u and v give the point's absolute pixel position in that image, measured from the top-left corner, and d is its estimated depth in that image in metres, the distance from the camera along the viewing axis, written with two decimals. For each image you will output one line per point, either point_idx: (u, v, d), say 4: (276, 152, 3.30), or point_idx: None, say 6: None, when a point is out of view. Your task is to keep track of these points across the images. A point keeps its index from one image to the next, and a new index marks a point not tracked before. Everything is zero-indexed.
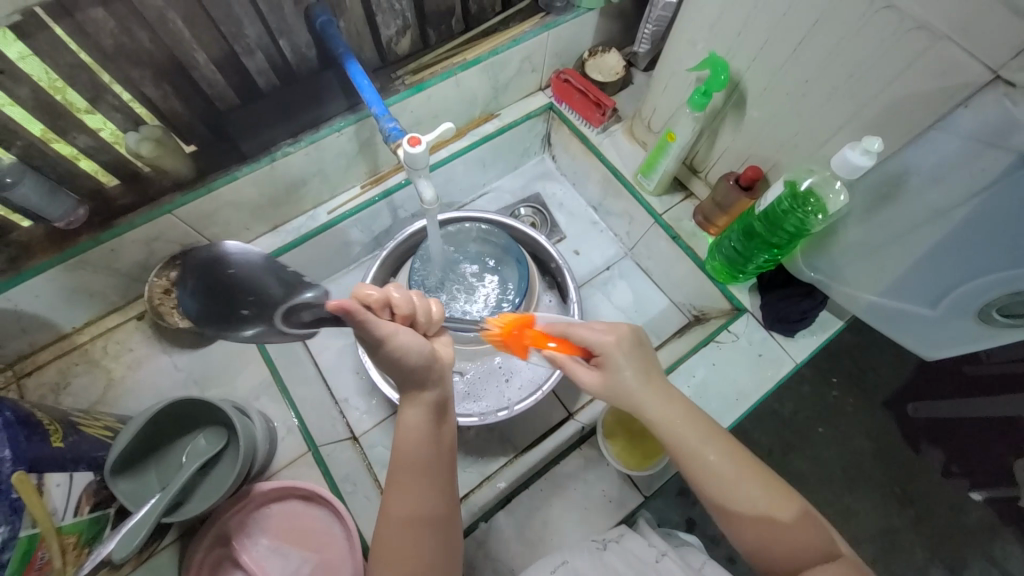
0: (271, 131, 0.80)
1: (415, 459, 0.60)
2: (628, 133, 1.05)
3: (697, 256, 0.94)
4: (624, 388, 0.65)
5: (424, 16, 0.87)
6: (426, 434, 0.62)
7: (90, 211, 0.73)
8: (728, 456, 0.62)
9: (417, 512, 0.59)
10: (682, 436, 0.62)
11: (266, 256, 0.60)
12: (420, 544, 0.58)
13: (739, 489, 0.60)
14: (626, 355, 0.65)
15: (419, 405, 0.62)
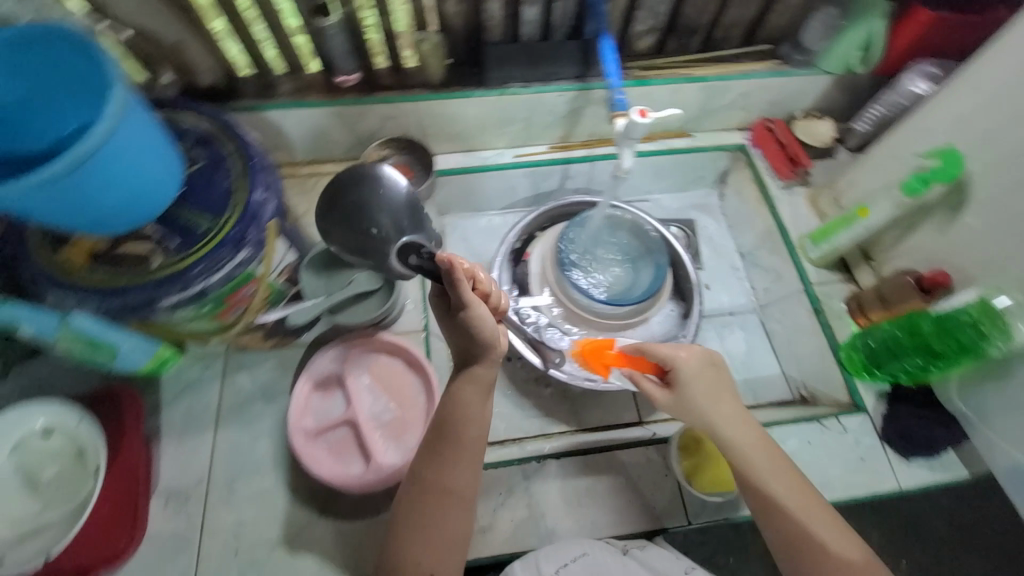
0: (513, 69, 0.92)
1: (461, 448, 0.61)
2: (811, 199, 1.05)
3: (834, 338, 0.91)
4: (698, 402, 0.69)
5: (675, 25, 0.95)
6: (482, 418, 0.63)
7: (361, 78, 0.91)
8: (802, 494, 0.63)
9: (451, 496, 0.60)
10: (754, 464, 0.65)
11: (407, 200, 0.75)
12: (447, 525, 0.60)
13: (812, 525, 0.61)
14: (701, 369, 0.71)
15: (476, 392, 0.63)
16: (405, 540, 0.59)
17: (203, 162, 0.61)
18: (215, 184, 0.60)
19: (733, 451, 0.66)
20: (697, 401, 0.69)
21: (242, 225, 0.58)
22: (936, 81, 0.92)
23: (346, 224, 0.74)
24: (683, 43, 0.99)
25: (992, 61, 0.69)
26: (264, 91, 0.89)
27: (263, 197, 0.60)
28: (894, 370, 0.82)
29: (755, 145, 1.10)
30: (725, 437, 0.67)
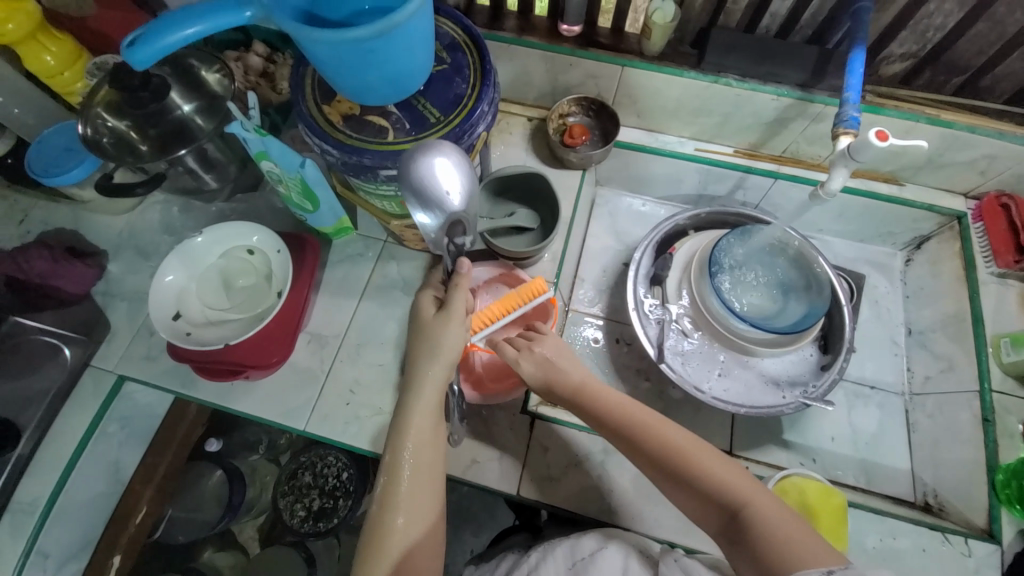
0: (737, 59, 0.88)
1: (414, 446, 0.63)
2: (1022, 300, 0.90)
3: (994, 455, 0.79)
4: (540, 355, 0.71)
5: (939, 57, 0.84)
6: (431, 412, 0.65)
7: (581, 32, 0.94)
8: (661, 421, 0.64)
9: (416, 473, 0.63)
10: (621, 407, 0.67)
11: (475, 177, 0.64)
12: (418, 506, 0.62)
13: (698, 459, 0.61)
14: (558, 347, 0.73)
15: (422, 396, 0.65)
16: (376, 518, 0.61)
17: (447, 65, 0.68)
18: (451, 87, 0.67)
19: (581, 398, 0.68)
20: (545, 370, 0.71)
21: (462, 128, 0.64)
22: None
23: None
24: (937, 80, 0.87)
25: None
26: (491, 23, 0.96)
27: (484, 110, 0.66)
28: None
29: (978, 218, 0.96)
30: (570, 383, 0.69)
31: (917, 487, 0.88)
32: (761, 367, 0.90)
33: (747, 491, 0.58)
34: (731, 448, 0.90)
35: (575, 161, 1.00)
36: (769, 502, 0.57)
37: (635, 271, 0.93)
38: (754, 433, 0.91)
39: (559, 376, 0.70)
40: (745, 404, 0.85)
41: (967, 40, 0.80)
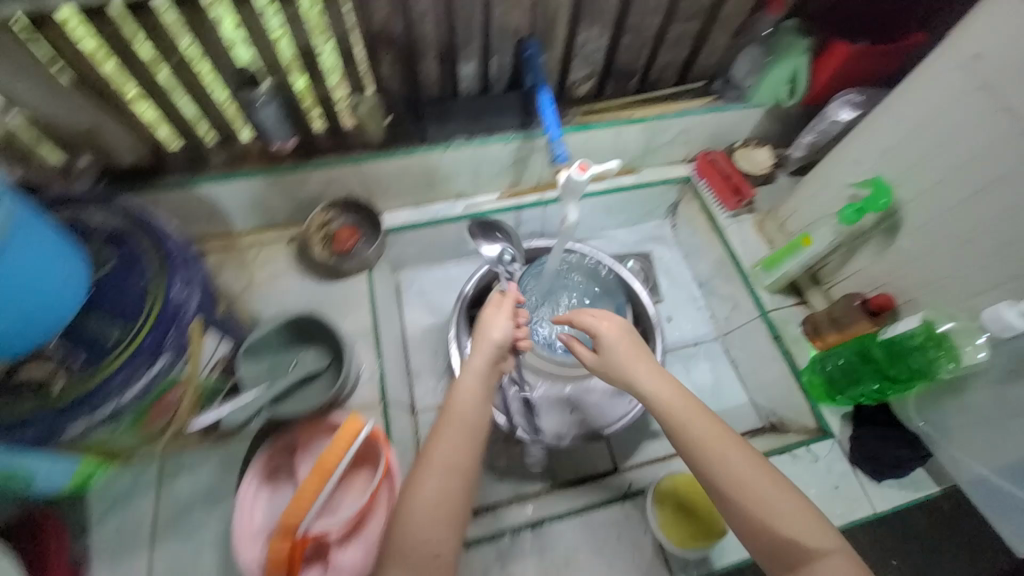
0: (454, 126, 0.91)
1: (465, 413, 0.65)
2: (758, 227, 1.06)
3: (794, 364, 0.92)
4: (623, 359, 0.70)
5: (611, 70, 0.97)
6: (478, 387, 0.67)
7: (297, 144, 0.88)
8: (737, 449, 0.62)
9: (447, 474, 0.61)
10: (703, 432, 0.63)
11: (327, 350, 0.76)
12: (448, 498, 0.61)
13: (759, 489, 0.60)
14: (624, 339, 0.71)
15: (478, 364, 0.68)
16: (403, 504, 0.60)
17: (117, 264, 0.57)
18: (129, 287, 0.56)
19: (670, 412, 0.65)
20: (624, 363, 0.70)
21: (157, 331, 0.54)
22: (859, 110, 0.96)
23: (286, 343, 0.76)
24: (620, 87, 1.01)
25: (899, 97, 0.71)
26: (192, 166, 0.85)
27: (182, 297, 0.56)
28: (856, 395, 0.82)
29: (701, 176, 1.12)
30: (663, 398, 0.66)
31: (760, 412, 1.01)
32: (602, 380, 0.94)
33: (803, 523, 0.58)
34: (616, 466, 0.93)
35: (356, 264, 0.96)
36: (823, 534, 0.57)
37: (457, 349, 0.95)
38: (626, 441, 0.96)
39: (629, 370, 0.69)
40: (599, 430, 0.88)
41: (623, 52, 0.92)
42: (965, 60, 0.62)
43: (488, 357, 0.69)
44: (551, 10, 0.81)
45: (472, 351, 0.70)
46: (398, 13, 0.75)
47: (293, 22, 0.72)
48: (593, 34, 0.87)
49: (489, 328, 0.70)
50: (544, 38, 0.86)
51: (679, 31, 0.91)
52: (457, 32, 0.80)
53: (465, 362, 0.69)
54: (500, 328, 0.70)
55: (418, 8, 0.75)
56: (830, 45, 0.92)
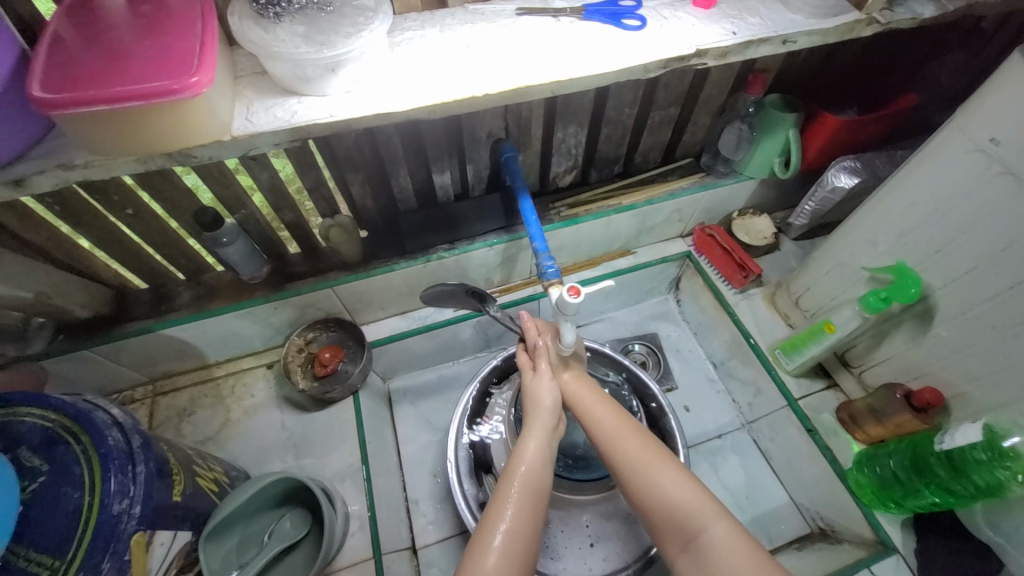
0: (434, 235, 0.87)
1: (528, 476, 0.61)
2: (770, 302, 0.99)
3: (837, 463, 0.81)
4: (546, 361, 0.74)
5: (593, 160, 0.93)
6: (540, 452, 0.64)
7: (269, 271, 0.83)
8: (639, 439, 0.63)
9: (516, 544, 0.56)
10: (609, 426, 0.65)
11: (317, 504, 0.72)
12: (525, 523, 0.58)
13: (652, 472, 0.59)
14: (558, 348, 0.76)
15: (538, 429, 0.66)
16: (477, 538, 0.57)
17: (46, 477, 0.48)
18: (58, 505, 0.47)
19: (581, 410, 0.68)
20: (548, 372, 0.73)
21: (92, 558, 0.45)
22: (859, 175, 0.87)
23: (270, 498, 0.70)
24: (604, 174, 0.97)
25: (909, 176, 0.67)
26: (158, 307, 0.80)
27: (123, 506, 0.48)
28: (914, 505, 0.72)
29: (701, 252, 1.06)
30: (579, 397, 0.69)
31: (804, 514, 0.89)
32: (623, 502, 0.83)
33: (690, 498, 0.56)
34: None
35: (341, 391, 0.88)
36: (703, 508, 0.55)
37: (457, 477, 0.84)
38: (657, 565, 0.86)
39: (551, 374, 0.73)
40: (625, 568, 0.78)
41: (603, 143, 0.89)
42: (982, 142, 0.58)
43: (540, 431, 0.65)
44: (523, 114, 0.78)
45: (529, 423, 0.67)
46: (363, 139, 0.71)
47: (254, 160, 0.69)
48: (570, 132, 0.84)
49: (539, 399, 0.68)
50: (519, 141, 0.83)
51: (660, 116, 0.87)
52: (427, 146, 0.76)
53: (526, 426, 0.67)
54: (549, 393, 0.69)
55: (383, 133, 0.71)
56: (818, 116, 0.88)
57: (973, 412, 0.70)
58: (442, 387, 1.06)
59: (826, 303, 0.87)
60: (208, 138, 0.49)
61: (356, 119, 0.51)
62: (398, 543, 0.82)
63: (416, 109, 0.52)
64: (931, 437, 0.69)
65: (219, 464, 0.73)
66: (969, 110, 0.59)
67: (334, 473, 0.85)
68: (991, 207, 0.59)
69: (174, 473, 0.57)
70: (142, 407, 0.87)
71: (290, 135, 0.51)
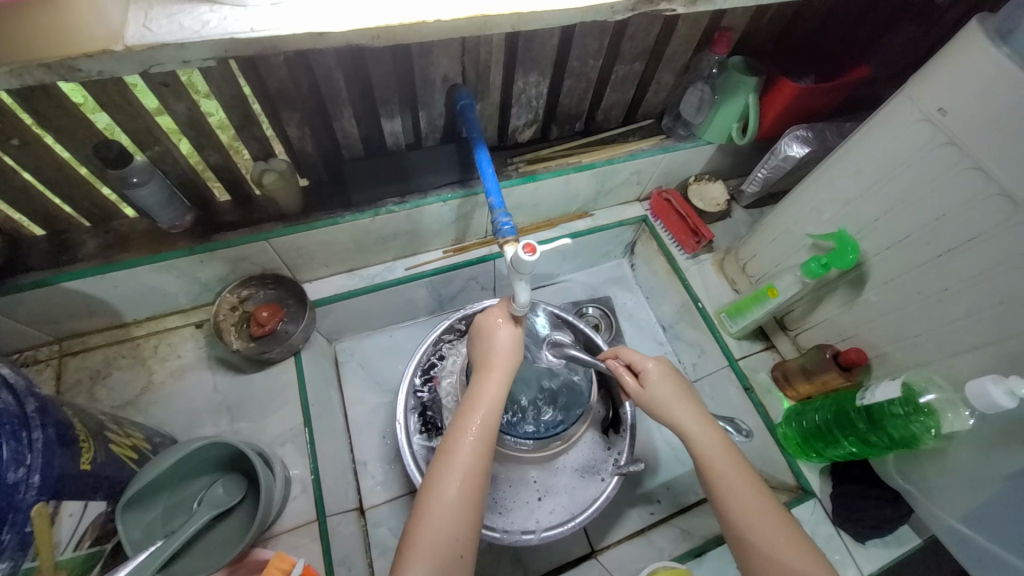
0: (383, 187, 0.80)
1: (486, 417, 0.63)
2: (718, 267, 1.01)
3: (769, 418, 0.87)
4: (665, 398, 0.69)
5: (555, 114, 0.89)
6: (498, 393, 0.66)
7: (194, 220, 0.75)
8: (756, 493, 0.61)
9: (470, 478, 0.59)
10: (732, 485, 0.61)
11: (252, 465, 0.68)
12: (480, 455, 0.61)
13: (765, 530, 0.58)
14: (670, 380, 0.71)
15: (496, 374, 0.68)
16: (434, 475, 0.60)
17: None
18: None
19: (709, 460, 0.63)
20: (667, 405, 0.68)
21: None
22: (811, 145, 0.89)
23: (200, 463, 0.66)
24: (565, 130, 0.93)
25: (859, 144, 0.68)
26: (57, 256, 0.70)
27: (20, 475, 0.43)
28: (832, 454, 0.78)
29: (657, 216, 1.06)
30: (701, 444, 0.64)
31: None
32: (571, 460, 0.85)
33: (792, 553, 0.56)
34: (593, 548, 0.87)
35: (281, 351, 0.82)
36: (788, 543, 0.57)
37: (406, 440, 0.82)
38: (603, 516, 0.90)
39: (667, 409, 0.68)
40: (569, 522, 0.78)
41: (565, 96, 0.85)
42: (930, 112, 0.60)
43: (500, 375, 0.68)
44: (482, 57, 0.72)
45: (491, 366, 0.69)
46: (298, 70, 0.63)
47: (166, 87, 0.59)
48: (532, 81, 0.79)
49: (500, 347, 0.70)
50: (476, 88, 0.77)
51: (625, 71, 0.84)
52: (374, 85, 0.69)
53: (485, 369, 0.69)
54: (508, 337, 0.71)
55: (323, 65, 0.63)
56: (777, 82, 0.87)
57: (892, 370, 0.76)
58: (393, 349, 1.03)
59: (770, 269, 0.90)
60: (95, 47, 0.41)
61: (286, 37, 0.44)
62: (345, 505, 0.81)
63: (360, 33, 0.46)
64: (855, 394, 0.74)
65: (141, 430, 0.67)
66: (922, 81, 0.60)
67: (274, 437, 0.80)
68: (930, 176, 0.62)
69: (81, 440, 0.51)
70: (46, 369, 0.77)
71: (205, 52, 0.43)
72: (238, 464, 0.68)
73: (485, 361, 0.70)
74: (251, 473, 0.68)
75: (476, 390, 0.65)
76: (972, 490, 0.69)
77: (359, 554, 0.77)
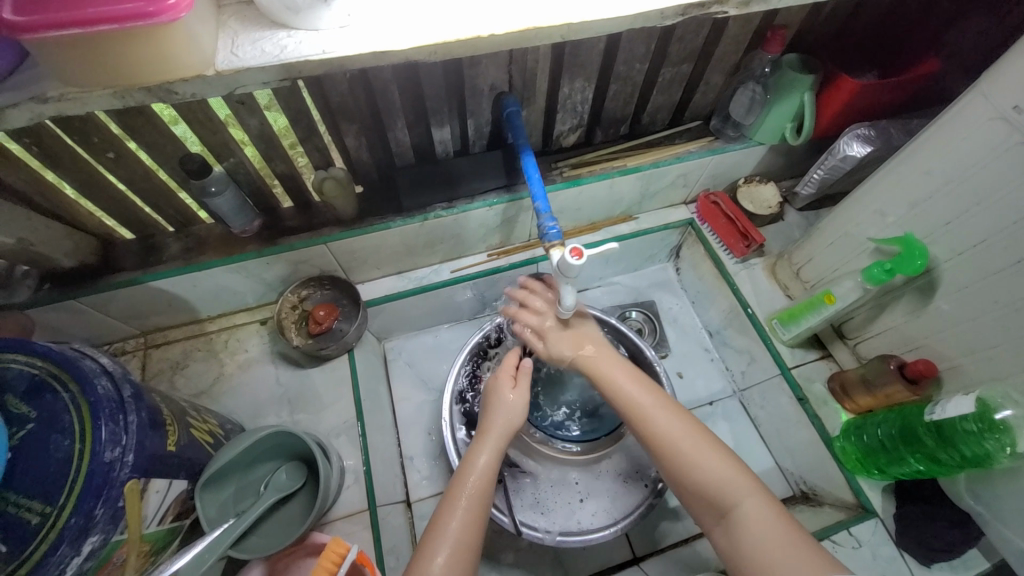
0: (432, 192, 0.84)
1: (477, 486, 0.62)
2: (770, 272, 0.98)
3: (825, 431, 0.83)
4: (576, 354, 0.72)
5: (599, 119, 0.89)
6: (488, 462, 0.65)
7: (262, 225, 0.81)
8: (664, 413, 0.64)
9: (462, 551, 0.57)
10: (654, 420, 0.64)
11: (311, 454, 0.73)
12: (472, 526, 0.59)
13: (679, 443, 0.61)
14: (571, 340, 0.74)
15: (490, 443, 0.67)
16: (427, 539, 0.59)
17: (32, 425, 0.47)
18: (48, 453, 0.46)
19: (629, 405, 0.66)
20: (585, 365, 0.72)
21: (82, 506, 0.45)
22: (873, 144, 0.84)
23: (266, 451, 0.71)
24: (610, 134, 0.93)
25: (927, 143, 0.65)
26: (145, 258, 0.78)
27: (115, 454, 0.48)
28: (896, 472, 0.74)
29: (704, 219, 1.04)
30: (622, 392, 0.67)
31: (789, 479, 0.92)
32: (613, 463, 0.85)
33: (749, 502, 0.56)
34: (635, 555, 0.87)
35: (336, 348, 0.87)
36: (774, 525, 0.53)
37: (451, 437, 0.85)
38: (645, 523, 0.89)
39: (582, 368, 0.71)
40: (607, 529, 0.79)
41: (610, 101, 0.85)
42: (1004, 110, 0.55)
43: (496, 442, 0.67)
44: (529, 65, 0.73)
45: (484, 435, 0.68)
46: (357, 84, 0.67)
47: (242, 105, 0.64)
48: (577, 87, 0.80)
49: (505, 412, 0.69)
50: (523, 95, 0.79)
51: (671, 74, 0.83)
52: (425, 96, 0.72)
53: (480, 437, 0.68)
54: (505, 407, 0.70)
55: (380, 80, 0.67)
56: (836, 79, 0.84)
57: (966, 384, 0.71)
58: (438, 349, 1.06)
59: (827, 274, 0.86)
60: (189, 72, 0.46)
61: (352, 57, 0.48)
62: (393, 497, 0.84)
63: (418, 49, 0.49)
64: (922, 408, 0.70)
65: (214, 417, 0.74)
66: (996, 75, 0.56)
67: (329, 429, 0.85)
68: (1010, 177, 0.58)
69: (168, 424, 0.57)
70: (134, 359, 0.86)
71: (280, 73, 0.47)
72: (300, 453, 0.73)
73: (483, 425, 0.70)
74: (312, 462, 0.73)
75: (469, 458, 0.65)
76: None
77: (406, 545, 0.81)
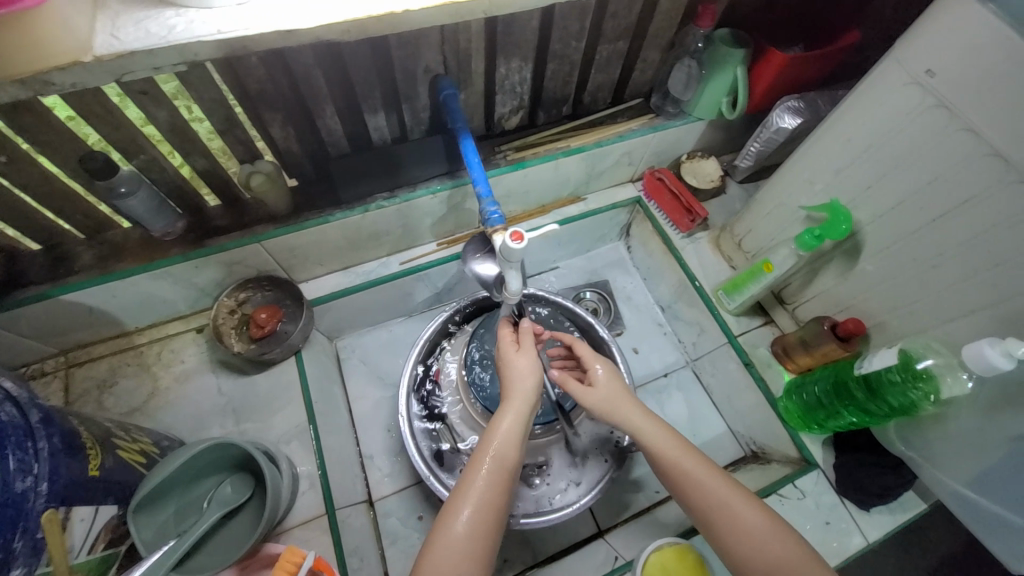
0: (372, 182, 0.81)
1: (503, 451, 0.61)
2: (714, 244, 1.01)
3: (770, 393, 0.87)
4: (611, 403, 0.68)
5: (540, 99, 0.88)
6: (513, 429, 0.63)
7: (186, 226, 0.75)
8: (711, 469, 0.62)
9: (483, 518, 0.56)
10: (703, 482, 0.60)
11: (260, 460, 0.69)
12: (495, 495, 0.58)
13: (729, 503, 0.59)
14: (616, 382, 0.70)
15: (514, 409, 0.64)
16: (448, 507, 0.57)
17: None
18: None
19: (671, 458, 0.63)
20: (618, 409, 0.67)
21: None
22: (802, 116, 0.87)
23: (206, 465, 0.67)
24: (552, 115, 0.92)
25: (848, 111, 0.67)
26: (53, 269, 0.71)
27: (27, 484, 0.44)
28: (834, 425, 0.79)
29: (650, 196, 1.05)
30: (661, 443, 0.64)
31: (740, 441, 0.96)
32: (574, 443, 0.86)
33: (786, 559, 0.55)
34: (600, 529, 0.89)
35: (281, 351, 0.83)
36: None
37: (410, 432, 0.83)
38: (607, 497, 0.91)
39: (619, 411, 0.67)
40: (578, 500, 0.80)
41: (549, 80, 0.84)
42: (917, 75, 0.58)
43: (520, 406, 0.65)
44: (462, 45, 0.71)
45: (509, 400, 0.65)
46: (276, 69, 0.63)
47: (146, 95, 0.59)
48: (514, 67, 0.78)
49: (520, 377, 0.67)
50: (459, 77, 0.76)
51: (609, 51, 0.83)
52: (354, 81, 0.69)
53: (504, 402, 0.65)
54: (525, 372, 0.67)
55: (301, 63, 0.63)
56: (766, 53, 0.86)
57: (890, 338, 0.76)
58: (393, 343, 1.04)
59: (766, 244, 0.89)
60: (65, 59, 0.41)
61: (254, 37, 0.44)
62: (353, 498, 0.82)
63: (329, 27, 0.46)
64: (852, 363, 0.74)
65: (148, 434, 0.69)
66: (907, 43, 0.58)
67: (279, 436, 0.81)
68: (922, 141, 0.61)
69: (88, 447, 0.52)
70: (53, 380, 0.79)
71: (174, 57, 0.43)
72: (245, 463, 0.70)
73: (504, 391, 0.67)
74: (259, 472, 0.69)
75: (494, 423, 0.63)
76: (976, 454, 0.69)
77: (369, 545, 0.79)
